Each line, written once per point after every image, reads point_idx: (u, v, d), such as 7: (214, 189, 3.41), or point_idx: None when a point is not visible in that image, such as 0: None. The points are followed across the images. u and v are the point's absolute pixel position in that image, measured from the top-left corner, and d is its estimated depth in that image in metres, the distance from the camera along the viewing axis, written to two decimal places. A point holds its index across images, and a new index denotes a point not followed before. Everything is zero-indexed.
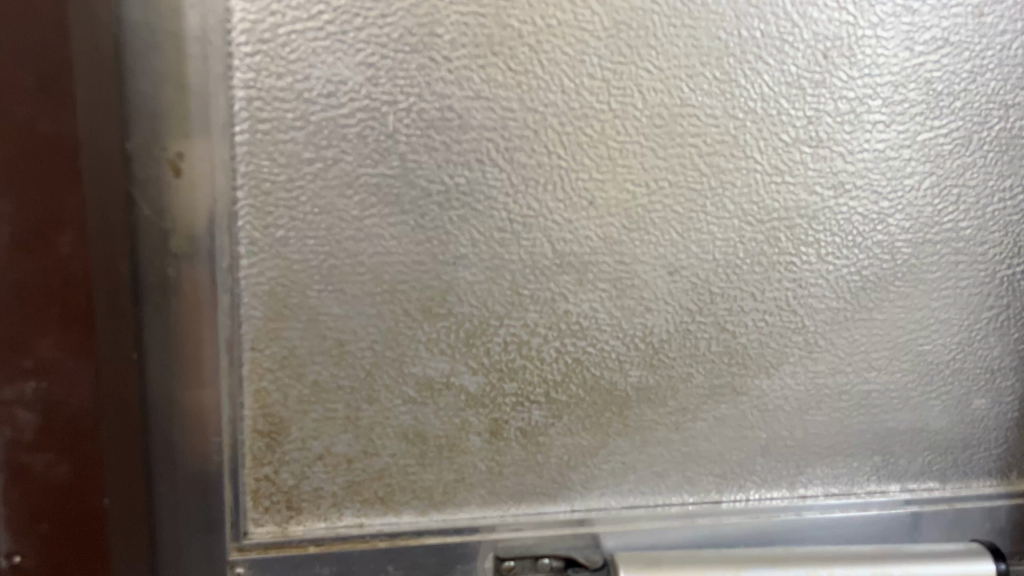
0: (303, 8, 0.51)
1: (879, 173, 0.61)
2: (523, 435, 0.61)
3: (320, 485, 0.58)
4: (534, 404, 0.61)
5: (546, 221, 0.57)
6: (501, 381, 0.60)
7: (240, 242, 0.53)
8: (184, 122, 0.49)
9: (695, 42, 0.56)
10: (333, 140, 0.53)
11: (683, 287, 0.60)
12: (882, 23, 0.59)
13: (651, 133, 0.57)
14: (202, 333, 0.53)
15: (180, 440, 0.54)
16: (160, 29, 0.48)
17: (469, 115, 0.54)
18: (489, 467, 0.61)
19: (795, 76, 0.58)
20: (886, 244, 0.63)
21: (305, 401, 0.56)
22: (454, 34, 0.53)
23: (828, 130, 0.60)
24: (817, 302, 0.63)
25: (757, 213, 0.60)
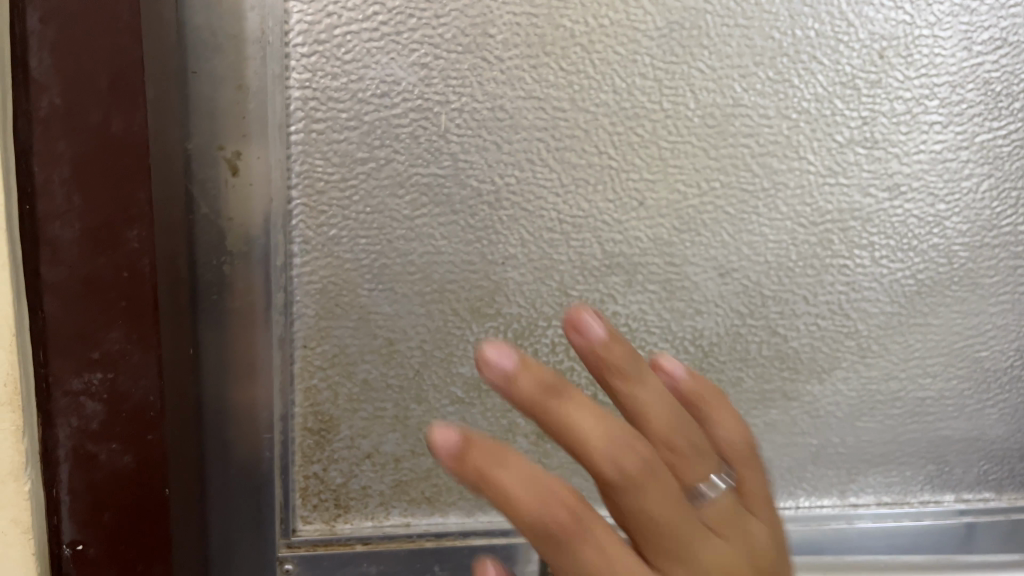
0: (358, 9, 0.52)
1: (935, 175, 0.60)
2: None
3: (368, 484, 0.58)
4: None
5: (597, 221, 0.57)
6: None
7: (294, 241, 0.54)
8: (242, 122, 0.50)
9: (748, 41, 0.56)
10: (386, 139, 0.53)
11: (733, 289, 0.60)
12: (940, 23, 0.58)
13: (703, 134, 0.57)
14: (255, 329, 0.53)
15: (233, 435, 0.55)
16: (221, 32, 0.49)
17: (521, 114, 0.55)
18: None
19: (850, 76, 0.57)
20: (942, 247, 0.62)
21: (354, 400, 0.57)
22: (506, 34, 0.53)
23: (883, 131, 0.59)
24: (870, 306, 0.62)
25: (810, 214, 0.59)
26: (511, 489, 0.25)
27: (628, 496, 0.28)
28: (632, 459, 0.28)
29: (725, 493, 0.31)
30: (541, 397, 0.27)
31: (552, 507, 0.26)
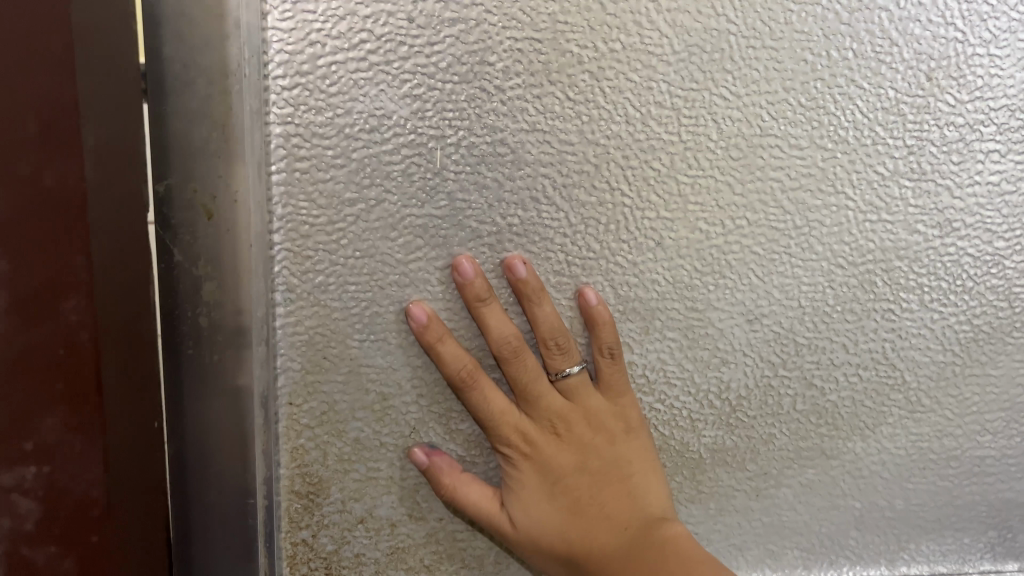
0: (344, 36, 0.47)
1: (993, 209, 0.54)
2: None
3: (362, 551, 0.54)
4: None
5: (609, 264, 0.52)
6: None
7: (277, 289, 0.49)
8: (215, 161, 0.46)
9: (778, 65, 0.50)
10: (377, 178, 0.49)
11: (763, 337, 0.54)
12: (996, 39, 0.51)
13: (729, 167, 0.51)
14: (236, 387, 0.49)
15: (211, 506, 0.49)
16: (194, 64, 0.44)
17: (524, 149, 0.49)
18: None
19: (894, 101, 0.51)
20: (1001, 289, 0.55)
21: (345, 459, 0.52)
22: (507, 61, 0.48)
23: (933, 161, 0.53)
24: (920, 355, 0.55)
25: (849, 254, 0.53)
26: (451, 347, 0.50)
27: (511, 368, 0.50)
28: (507, 348, 0.50)
29: (578, 374, 0.52)
30: (473, 303, 0.49)
31: (466, 360, 0.50)
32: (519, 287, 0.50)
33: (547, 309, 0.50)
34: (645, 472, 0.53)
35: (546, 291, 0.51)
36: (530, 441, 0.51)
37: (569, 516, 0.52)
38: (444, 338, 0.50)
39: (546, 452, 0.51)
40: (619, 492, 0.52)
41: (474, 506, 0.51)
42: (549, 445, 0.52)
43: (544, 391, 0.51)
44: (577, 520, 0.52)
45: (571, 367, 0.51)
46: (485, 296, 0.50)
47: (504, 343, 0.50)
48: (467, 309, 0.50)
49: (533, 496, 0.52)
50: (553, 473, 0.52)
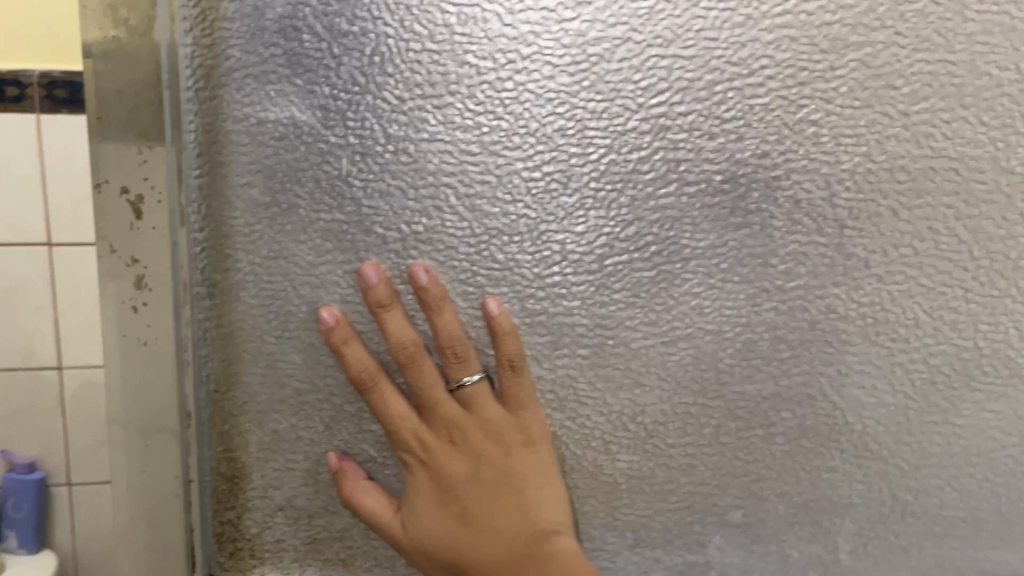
0: (252, 48, 0.48)
1: (949, 235, 0.47)
2: None
3: (282, 537, 0.57)
4: None
5: (515, 276, 0.50)
6: None
7: (202, 286, 0.51)
8: (145, 167, 0.46)
9: (689, 74, 0.47)
10: (287, 184, 0.50)
11: (681, 361, 0.51)
12: (947, 43, 0.45)
13: (636, 182, 0.48)
14: (167, 377, 0.51)
15: (151, 485, 0.52)
16: (121, 74, 0.44)
17: (425, 158, 0.49)
18: None
19: (823, 113, 0.47)
20: (962, 324, 0.49)
21: (266, 449, 0.55)
22: (407, 72, 0.48)
23: (873, 180, 0.47)
24: (863, 395, 0.50)
25: (775, 278, 0.49)
26: (354, 352, 0.51)
27: (409, 375, 0.51)
28: (403, 355, 0.50)
29: (478, 384, 0.52)
30: (375, 309, 0.50)
31: (367, 365, 0.51)
32: (420, 294, 0.50)
33: (447, 317, 0.49)
34: (544, 486, 0.52)
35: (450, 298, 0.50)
36: (428, 452, 0.52)
37: (465, 526, 0.52)
38: (350, 343, 0.51)
39: (441, 460, 0.52)
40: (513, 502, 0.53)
41: (376, 517, 0.52)
42: (445, 454, 0.52)
43: (442, 399, 0.51)
44: (472, 530, 0.52)
45: (469, 377, 0.51)
46: (388, 303, 0.50)
47: (400, 350, 0.50)
48: (372, 315, 0.50)
49: (431, 505, 0.52)
50: (447, 481, 0.52)
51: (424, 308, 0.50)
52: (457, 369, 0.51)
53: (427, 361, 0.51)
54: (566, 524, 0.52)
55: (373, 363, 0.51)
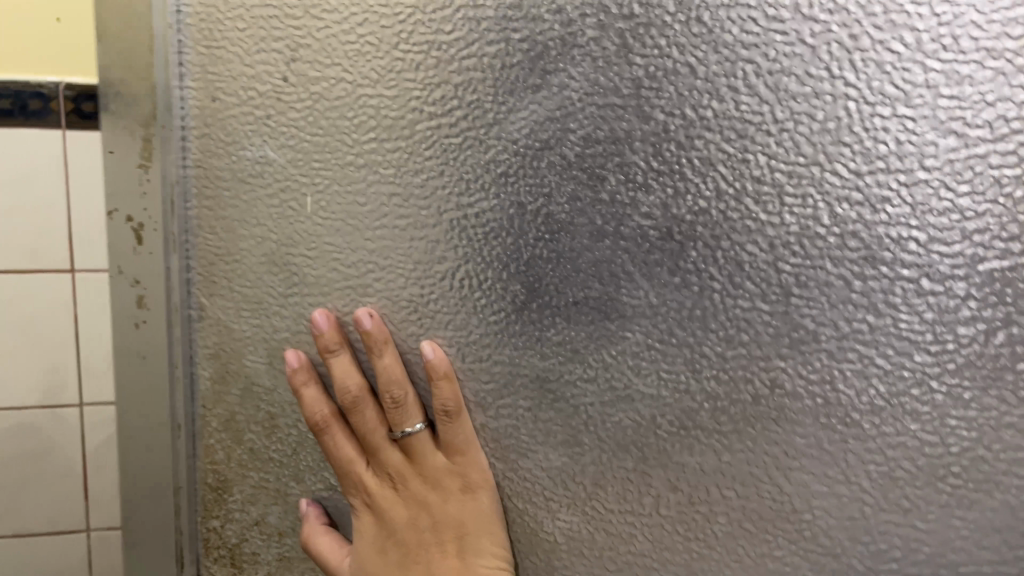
0: (236, 94, 0.53)
1: (910, 313, 0.41)
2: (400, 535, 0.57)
3: (258, 550, 0.60)
4: None
5: (460, 320, 0.51)
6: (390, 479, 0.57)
7: (190, 306, 0.58)
8: (146, 199, 0.56)
9: (624, 125, 0.45)
10: (262, 219, 0.55)
11: (620, 424, 0.48)
12: (905, 96, 0.39)
13: (575, 233, 0.47)
14: (160, 382, 0.59)
15: (146, 477, 0.60)
16: (130, 120, 0.56)
17: (378, 200, 0.51)
18: None
19: (766, 169, 0.42)
20: (927, 418, 0.41)
21: (244, 465, 0.59)
22: (362, 116, 0.51)
23: (821, 245, 0.42)
24: (816, 484, 0.44)
25: (716, 344, 0.45)
26: (308, 392, 0.51)
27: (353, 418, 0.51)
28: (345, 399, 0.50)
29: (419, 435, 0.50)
30: (322, 353, 0.51)
31: (318, 406, 0.51)
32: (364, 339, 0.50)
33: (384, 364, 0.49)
34: (482, 533, 0.50)
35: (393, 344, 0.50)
36: (371, 495, 0.52)
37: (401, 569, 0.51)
38: (305, 385, 0.51)
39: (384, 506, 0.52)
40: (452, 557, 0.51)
41: (324, 557, 0.53)
42: (389, 500, 0.52)
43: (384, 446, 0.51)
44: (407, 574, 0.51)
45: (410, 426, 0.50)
46: (335, 347, 0.50)
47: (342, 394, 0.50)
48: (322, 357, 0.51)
49: (370, 547, 0.52)
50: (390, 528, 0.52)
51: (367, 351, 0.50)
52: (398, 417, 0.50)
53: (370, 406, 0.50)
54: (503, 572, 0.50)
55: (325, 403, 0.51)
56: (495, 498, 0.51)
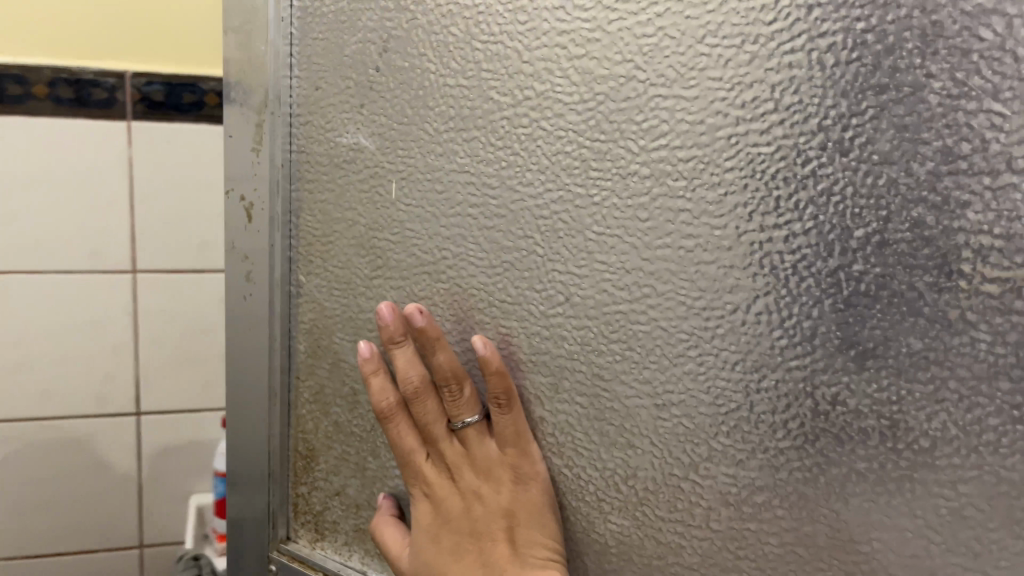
0: (337, 84, 0.57)
1: (990, 333, 0.36)
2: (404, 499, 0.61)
3: (337, 519, 0.63)
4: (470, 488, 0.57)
5: (524, 311, 0.51)
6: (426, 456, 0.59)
7: (291, 283, 0.62)
8: (255, 179, 0.61)
9: (688, 117, 0.43)
10: (353, 204, 0.57)
11: (673, 429, 0.46)
12: (993, 88, 0.35)
13: (635, 229, 0.46)
14: (262, 352, 0.63)
15: (253, 439, 0.66)
16: (244, 105, 0.60)
17: (454, 188, 0.52)
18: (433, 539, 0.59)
19: (835, 167, 0.39)
20: (1006, 453, 0.36)
21: (329, 437, 0.62)
22: (443, 107, 0.52)
23: (892, 252, 0.38)
24: (875, 513, 0.40)
25: (774, 353, 0.42)
26: (378, 381, 0.53)
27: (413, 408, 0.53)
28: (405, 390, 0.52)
29: (474, 426, 0.52)
30: (388, 344, 0.52)
31: (387, 395, 0.53)
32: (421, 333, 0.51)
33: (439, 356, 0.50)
34: (532, 525, 0.50)
35: (445, 339, 0.51)
36: (427, 485, 0.53)
37: (454, 558, 0.52)
38: (373, 375, 0.54)
39: (442, 495, 0.53)
40: (502, 550, 0.51)
41: (389, 548, 0.54)
42: (446, 489, 0.53)
43: (442, 436, 0.53)
44: (460, 563, 0.52)
45: (464, 418, 0.52)
46: (399, 339, 0.52)
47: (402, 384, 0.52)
48: (388, 348, 0.53)
49: (425, 539, 0.53)
50: (446, 516, 0.53)
51: (424, 346, 0.51)
52: (454, 408, 0.52)
53: (428, 396, 0.52)
54: (554, 561, 0.49)
55: (392, 393, 0.53)
56: (546, 490, 0.50)
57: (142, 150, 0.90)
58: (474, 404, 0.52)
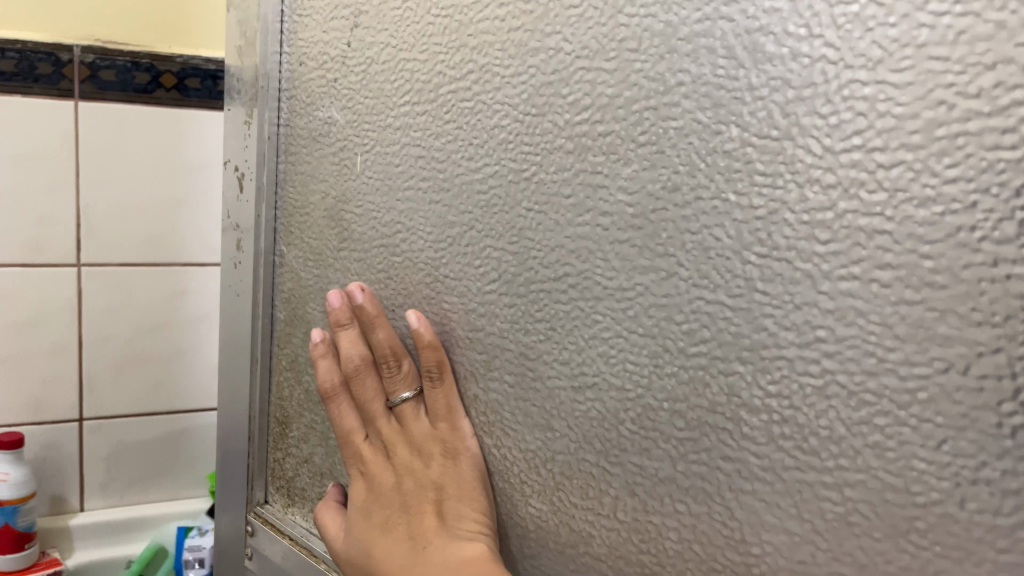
0: (316, 59, 0.58)
1: (880, 325, 0.33)
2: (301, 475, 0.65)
3: (305, 486, 0.64)
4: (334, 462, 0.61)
5: (463, 286, 0.51)
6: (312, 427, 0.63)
7: (276, 253, 0.64)
8: (246, 151, 0.64)
9: (608, 90, 0.42)
10: (325, 177, 0.59)
11: (587, 413, 0.45)
12: (888, 57, 0.32)
13: (560, 206, 0.45)
14: (246, 318, 0.66)
15: (239, 402, 0.69)
16: (242, 80, 0.63)
17: (408, 160, 0.53)
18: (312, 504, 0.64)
19: (738, 143, 0.37)
20: (892, 458, 0.33)
21: (300, 405, 0.64)
22: (400, 82, 0.52)
23: (788, 234, 0.36)
24: (768, 513, 0.38)
25: (679, 338, 0.40)
26: (325, 364, 0.57)
27: (355, 387, 0.56)
28: (347, 368, 0.56)
29: (410, 401, 0.54)
30: (334, 326, 0.56)
31: (331, 376, 0.56)
32: (362, 313, 0.55)
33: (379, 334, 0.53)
34: (460, 499, 0.50)
35: (385, 317, 0.54)
36: (365, 463, 0.55)
37: (386, 533, 0.52)
38: (321, 357, 0.57)
39: (378, 473, 0.55)
40: (429, 522, 0.51)
41: (333, 528, 0.56)
42: (382, 467, 0.55)
43: (382, 413, 0.55)
44: (391, 537, 0.52)
45: (401, 394, 0.54)
46: (344, 322, 0.56)
47: (345, 363, 0.56)
48: (334, 331, 0.56)
49: (359, 515, 0.54)
50: (381, 492, 0.54)
51: (364, 324, 0.55)
52: (393, 386, 0.55)
53: (368, 375, 0.56)
54: (481, 534, 0.48)
55: (336, 375, 0.57)
56: (475, 465, 0.51)
57: (26, 137, 0.89)
58: (412, 381, 0.54)
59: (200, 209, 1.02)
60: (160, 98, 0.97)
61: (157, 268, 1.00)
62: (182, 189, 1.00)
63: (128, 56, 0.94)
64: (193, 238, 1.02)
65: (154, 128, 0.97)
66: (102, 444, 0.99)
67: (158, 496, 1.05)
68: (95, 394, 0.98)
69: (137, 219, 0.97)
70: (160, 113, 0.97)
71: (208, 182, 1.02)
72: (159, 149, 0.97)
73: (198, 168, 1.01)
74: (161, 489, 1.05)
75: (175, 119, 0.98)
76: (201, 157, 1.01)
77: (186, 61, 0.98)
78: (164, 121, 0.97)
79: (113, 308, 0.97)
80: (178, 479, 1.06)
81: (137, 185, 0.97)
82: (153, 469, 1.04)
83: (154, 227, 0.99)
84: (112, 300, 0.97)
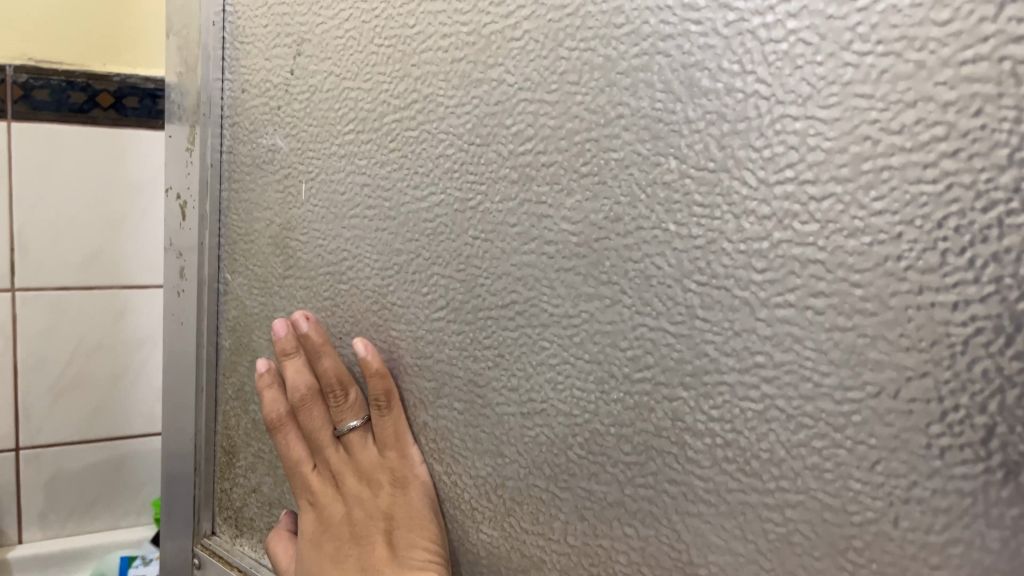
0: (259, 86, 0.58)
1: (815, 350, 0.34)
2: (249, 505, 0.64)
3: (253, 516, 0.63)
4: (283, 492, 0.61)
5: (410, 314, 0.51)
6: (260, 457, 0.62)
7: (220, 281, 0.63)
8: (189, 177, 0.63)
9: (551, 121, 0.42)
10: (269, 204, 0.59)
11: (536, 439, 0.45)
12: (817, 94, 0.33)
13: (505, 234, 0.45)
14: (191, 347, 0.65)
15: (184, 432, 0.67)
16: (185, 107, 0.63)
17: (353, 188, 0.53)
18: (261, 534, 0.63)
19: (676, 174, 0.38)
20: (830, 479, 0.34)
21: (248, 434, 0.63)
22: (344, 109, 0.53)
23: (726, 263, 0.37)
24: (713, 535, 0.38)
25: (624, 364, 0.41)
26: (270, 395, 0.57)
27: (301, 417, 0.56)
28: (294, 398, 0.55)
29: (358, 430, 0.54)
30: (280, 356, 0.56)
31: (277, 407, 0.56)
32: (307, 343, 0.55)
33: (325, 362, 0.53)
34: (412, 528, 0.50)
35: (330, 346, 0.54)
36: (313, 494, 0.55)
37: (337, 564, 0.52)
38: (268, 387, 0.57)
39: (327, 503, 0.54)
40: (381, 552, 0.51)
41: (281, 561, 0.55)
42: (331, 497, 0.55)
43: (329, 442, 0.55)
44: (342, 568, 0.52)
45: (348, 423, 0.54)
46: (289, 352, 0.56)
47: (291, 393, 0.55)
48: (280, 361, 0.56)
49: (308, 547, 0.54)
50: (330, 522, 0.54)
51: (310, 354, 0.54)
52: (340, 415, 0.54)
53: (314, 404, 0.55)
54: (434, 562, 0.48)
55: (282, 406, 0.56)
56: (425, 494, 0.51)
57: None
58: (359, 410, 0.54)
59: (138, 228, 1.00)
60: (97, 118, 0.95)
61: (94, 291, 0.97)
62: (119, 209, 0.98)
63: (63, 76, 0.92)
64: (133, 261, 1.00)
65: (90, 149, 0.95)
66: (40, 473, 0.96)
67: (99, 526, 1.02)
68: (31, 423, 0.95)
69: (74, 243, 0.95)
70: (97, 134, 0.95)
71: (146, 202, 1.00)
72: (96, 171, 0.96)
73: (136, 187, 0.99)
74: (102, 518, 1.02)
75: (112, 140, 0.96)
76: (140, 176, 0.99)
77: (124, 80, 0.97)
78: (100, 143, 0.95)
79: (48, 334, 0.95)
80: (120, 508, 1.03)
81: (74, 207, 0.95)
82: (94, 498, 1.01)
83: (92, 249, 0.97)
84: (46, 325, 0.94)
